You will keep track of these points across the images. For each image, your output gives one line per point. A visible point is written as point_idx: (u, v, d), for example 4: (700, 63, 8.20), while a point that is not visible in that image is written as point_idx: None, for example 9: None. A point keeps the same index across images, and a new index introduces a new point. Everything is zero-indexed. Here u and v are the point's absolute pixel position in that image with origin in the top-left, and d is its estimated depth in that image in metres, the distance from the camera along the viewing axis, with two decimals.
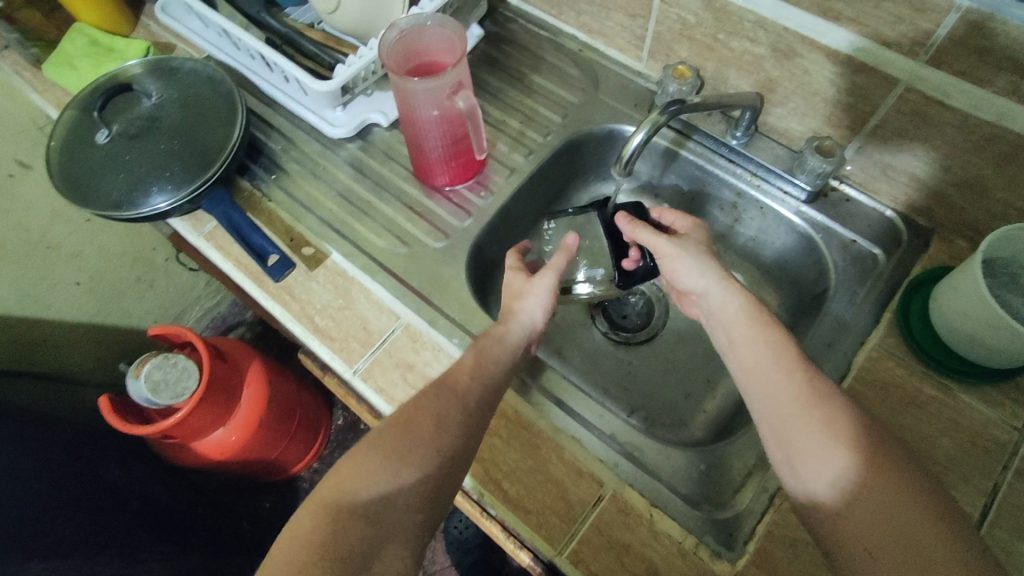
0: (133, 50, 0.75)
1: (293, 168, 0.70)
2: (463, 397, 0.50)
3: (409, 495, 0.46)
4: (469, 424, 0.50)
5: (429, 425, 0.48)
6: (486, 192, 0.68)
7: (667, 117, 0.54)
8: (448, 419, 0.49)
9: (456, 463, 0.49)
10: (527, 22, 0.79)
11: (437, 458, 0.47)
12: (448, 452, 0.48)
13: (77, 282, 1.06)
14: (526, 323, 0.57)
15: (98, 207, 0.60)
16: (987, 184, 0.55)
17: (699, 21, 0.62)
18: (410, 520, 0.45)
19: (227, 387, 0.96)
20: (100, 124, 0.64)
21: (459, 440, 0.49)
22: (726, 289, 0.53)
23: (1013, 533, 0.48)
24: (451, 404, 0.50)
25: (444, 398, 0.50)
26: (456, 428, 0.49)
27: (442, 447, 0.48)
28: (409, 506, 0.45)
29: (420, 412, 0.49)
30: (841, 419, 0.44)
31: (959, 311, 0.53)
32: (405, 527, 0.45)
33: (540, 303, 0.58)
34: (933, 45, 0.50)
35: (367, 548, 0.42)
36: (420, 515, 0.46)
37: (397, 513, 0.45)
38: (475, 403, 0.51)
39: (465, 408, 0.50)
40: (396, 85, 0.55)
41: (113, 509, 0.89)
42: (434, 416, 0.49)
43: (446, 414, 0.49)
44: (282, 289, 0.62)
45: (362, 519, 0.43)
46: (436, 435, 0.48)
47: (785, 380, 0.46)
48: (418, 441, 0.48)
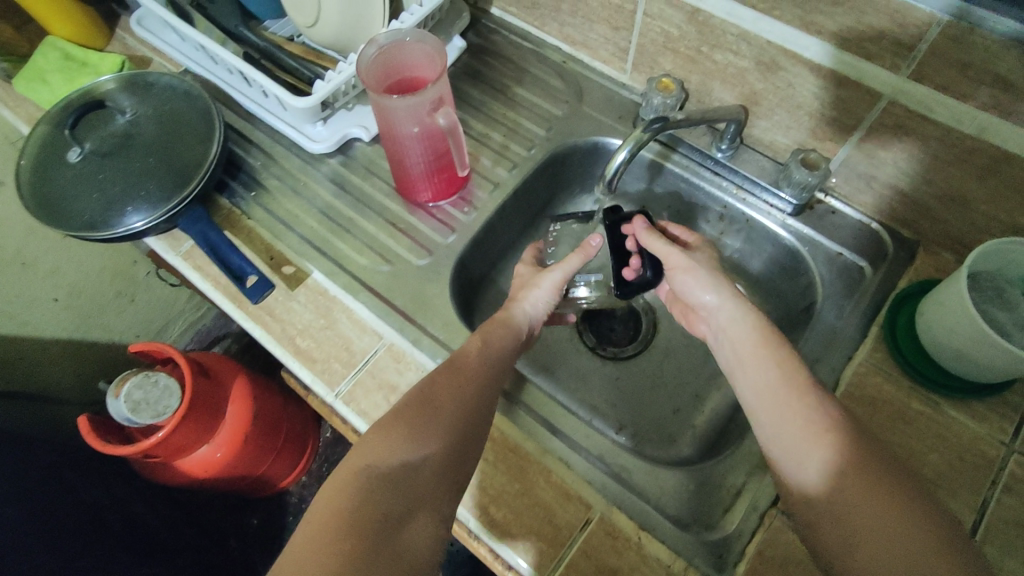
0: (107, 64, 0.73)
1: (273, 185, 0.68)
2: (475, 374, 0.51)
3: (434, 464, 0.45)
4: (483, 399, 0.50)
5: (446, 400, 0.48)
6: (469, 207, 0.67)
7: (651, 134, 0.54)
8: (464, 396, 0.49)
9: (474, 436, 0.49)
10: (510, 33, 0.78)
11: (456, 430, 0.47)
12: (465, 425, 0.48)
13: (55, 298, 1.04)
14: (527, 315, 0.58)
15: (71, 227, 0.59)
16: (971, 198, 0.55)
17: (682, 34, 0.62)
18: (438, 490, 0.44)
19: (209, 405, 0.93)
20: (72, 142, 0.63)
21: (475, 414, 0.49)
22: (741, 305, 0.53)
23: (1002, 551, 0.48)
24: (463, 383, 0.50)
25: (457, 376, 0.50)
26: (471, 402, 0.49)
27: (460, 420, 0.48)
28: (435, 476, 0.45)
29: (434, 391, 0.49)
30: (847, 441, 0.43)
31: (945, 326, 0.52)
32: (433, 498, 0.44)
33: (543, 297, 0.60)
34: (915, 59, 0.49)
35: (398, 516, 0.41)
36: (446, 487, 0.45)
37: (425, 482, 0.44)
38: (486, 380, 0.51)
39: (478, 385, 0.50)
40: (375, 102, 0.54)
41: (90, 533, 0.86)
42: (449, 392, 0.49)
43: (460, 391, 0.49)
44: (261, 310, 0.61)
45: (392, 487, 0.42)
46: (454, 408, 0.48)
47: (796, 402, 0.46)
48: (436, 415, 0.47)
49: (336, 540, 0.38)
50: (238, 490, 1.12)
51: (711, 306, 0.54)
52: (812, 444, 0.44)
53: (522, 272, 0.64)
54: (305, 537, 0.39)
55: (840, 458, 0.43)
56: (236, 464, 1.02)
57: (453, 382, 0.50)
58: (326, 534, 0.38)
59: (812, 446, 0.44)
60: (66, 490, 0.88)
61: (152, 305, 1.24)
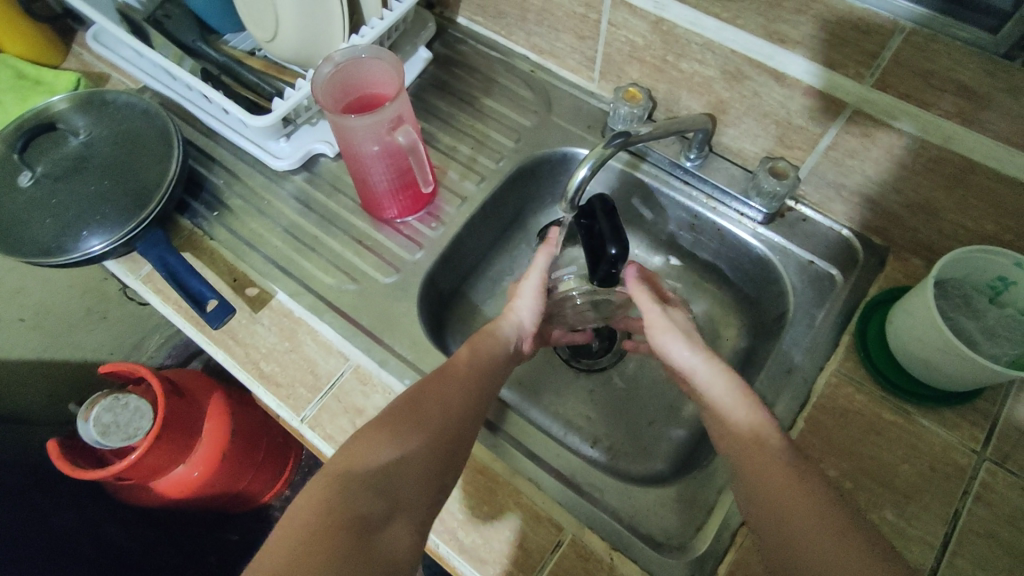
0: (62, 81, 0.71)
1: (236, 204, 0.67)
2: (465, 380, 0.50)
3: (418, 467, 0.44)
4: (472, 406, 0.49)
5: (434, 404, 0.48)
6: (437, 223, 0.66)
7: (615, 149, 0.52)
8: (448, 400, 0.48)
9: (461, 442, 0.47)
10: (477, 42, 0.77)
11: (444, 434, 0.46)
12: (453, 430, 0.47)
13: (23, 318, 1.01)
14: (513, 323, 0.56)
15: (24, 254, 0.57)
16: (938, 206, 0.55)
17: (647, 43, 0.61)
18: (419, 494, 0.43)
19: (185, 423, 0.91)
20: (23, 165, 0.61)
21: (463, 419, 0.48)
22: (715, 368, 0.50)
23: (974, 562, 0.48)
24: (452, 388, 0.49)
25: (447, 382, 0.50)
26: (460, 408, 0.48)
27: (448, 425, 0.47)
28: (417, 479, 0.43)
29: (424, 395, 0.48)
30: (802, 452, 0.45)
31: (914, 336, 0.52)
32: (413, 502, 0.43)
33: (529, 305, 0.58)
34: (878, 68, 0.49)
35: (378, 517, 0.40)
36: (429, 492, 0.44)
37: (407, 484, 0.43)
38: (476, 388, 0.50)
39: (468, 391, 0.50)
40: (333, 122, 0.53)
41: (61, 558, 0.85)
42: (438, 396, 0.48)
43: (449, 396, 0.49)
44: (224, 334, 0.59)
45: (373, 488, 0.41)
46: (442, 412, 0.47)
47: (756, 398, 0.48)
48: (424, 419, 0.47)
49: (310, 541, 0.37)
50: (219, 506, 1.10)
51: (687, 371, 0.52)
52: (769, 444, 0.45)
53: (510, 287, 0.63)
54: (279, 540, 0.37)
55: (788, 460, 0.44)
56: (217, 481, 1.00)
57: (443, 387, 0.49)
58: (300, 536, 0.37)
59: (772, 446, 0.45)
60: (35, 517, 0.86)
61: (125, 322, 1.21)
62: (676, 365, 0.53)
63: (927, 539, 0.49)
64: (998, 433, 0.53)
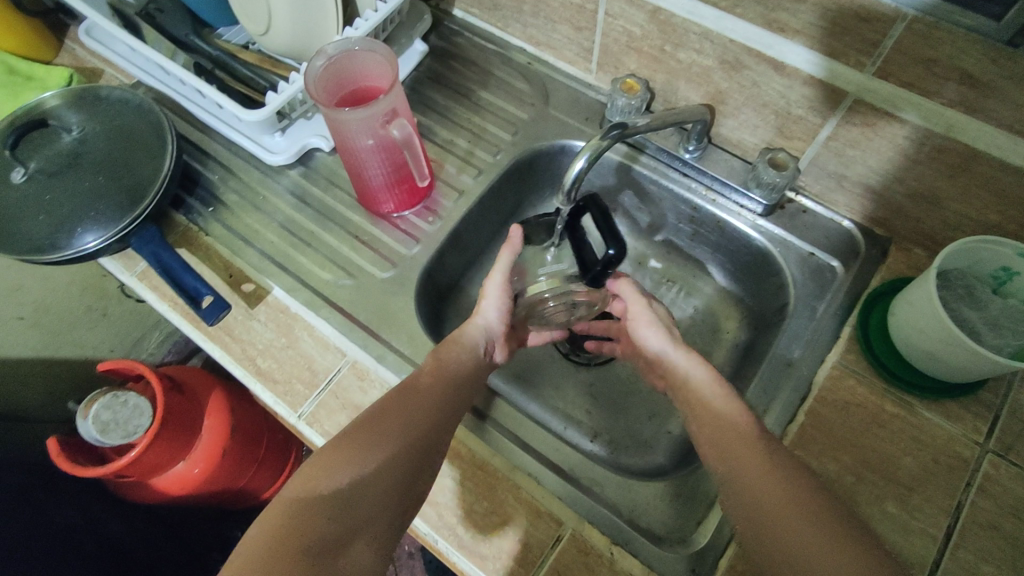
0: (54, 78, 0.71)
1: (231, 199, 0.66)
2: (431, 395, 0.49)
3: (379, 487, 0.44)
4: (438, 420, 0.48)
5: (396, 421, 0.47)
6: (435, 217, 0.65)
7: (610, 141, 0.52)
8: (413, 414, 0.48)
9: (428, 456, 0.47)
10: (473, 35, 0.76)
11: (406, 451, 0.46)
12: (416, 446, 0.46)
13: (21, 316, 1.01)
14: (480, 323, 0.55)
15: (18, 251, 0.56)
16: (941, 195, 0.54)
17: (645, 34, 0.60)
18: (381, 515, 0.44)
19: (184, 421, 0.90)
20: (16, 162, 0.60)
21: (427, 435, 0.47)
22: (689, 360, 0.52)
23: (977, 554, 0.47)
24: (417, 403, 0.49)
25: (410, 397, 0.49)
26: (424, 423, 0.48)
27: (412, 442, 0.46)
28: (378, 499, 0.44)
29: (386, 411, 0.48)
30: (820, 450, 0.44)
31: (916, 327, 0.52)
32: (374, 522, 0.43)
33: (496, 304, 0.56)
34: (880, 56, 0.48)
35: (333, 543, 0.41)
36: (391, 510, 0.44)
37: (367, 506, 0.43)
38: (443, 400, 0.50)
39: (433, 405, 0.49)
40: (326, 116, 0.53)
41: (62, 555, 0.85)
42: (401, 412, 0.48)
43: (412, 412, 0.48)
44: (221, 330, 0.59)
45: (329, 513, 0.42)
46: (404, 429, 0.47)
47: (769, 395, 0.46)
48: (385, 435, 0.46)
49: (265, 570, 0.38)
50: (221, 502, 1.10)
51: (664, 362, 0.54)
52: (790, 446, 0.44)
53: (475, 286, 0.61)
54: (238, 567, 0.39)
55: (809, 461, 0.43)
56: (220, 478, 1.00)
57: (407, 402, 0.48)
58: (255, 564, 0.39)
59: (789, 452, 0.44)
60: (36, 514, 0.86)
61: (125, 318, 1.21)
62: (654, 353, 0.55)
63: (929, 532, 0.48)
64: (1002, 424, 0.52)
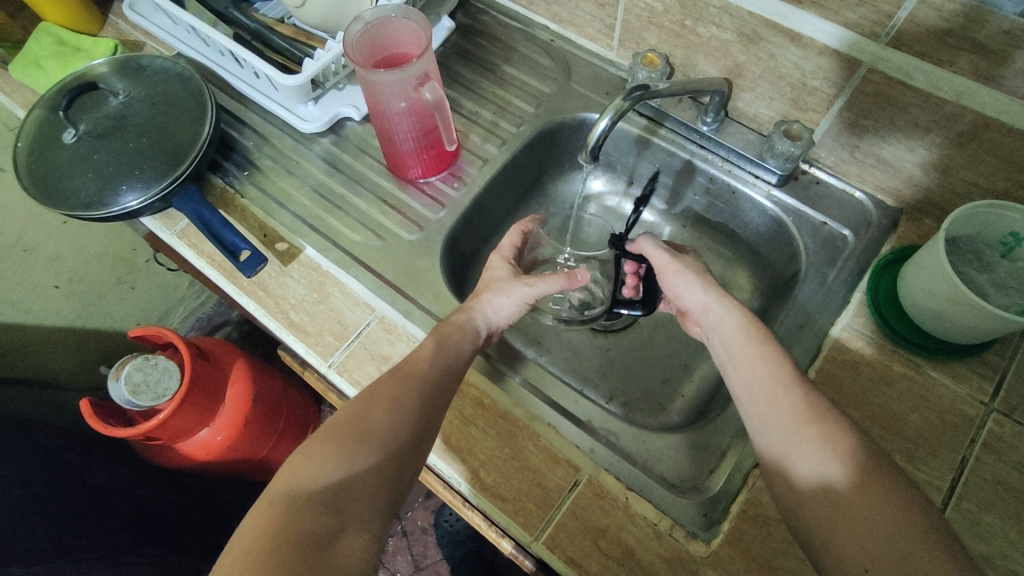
0: (101, 49, 0.75)
1: (266, 164, 0.69)
2: (420, 382, 0.49)
3: (368, 480, 0.44)
4: (426, 409, 0.49)
5: (383, 411, 0.47)
6: (460, 183, 0.69)
7: (632, 102, 0.54)
8: (404, 402, 0.48)
9: (417, 446, 0.48)
10: (498, 13, 0.79)
11: (394, 442, 0.46)
12: (406, 436, 0.47)
13: (56, 286, 1.06)
14: (487, 321, 0.56)
15: (67, 207, 0.60)
16: (951, 163, 0.56)
17: (666, 9, 0.62)
18: (372, 507, 0.43)
19: (209, 387, 0.94)
20: (67, 123, 0.64)
21: (418, 424, 0.48)
22: (727, 310, 0.53)
23: (980, 505, 0.49)
24: (407, 390, 0.49)
25: (400, 383, 0.49)
26: (413, 413, 0.48)
27: (398, 433, 0.47)
28: (369, 492, 0.43)
29: (374, 401, 0.48)
30: (849, 434, 0.43)
31: (924, 288, 0.53)
32: (366, 515, 0.42)
33: (508, 308, 0.58)
34: (894, 27, 0.50)
35: (325, 534, 0.39)
36: (381, 501, 0.44)
37: (358, 498, 0.43)
38: (434, 387, 0.50)
39: (423, 393, 0.49)
40: (363, 77, 0.56)
41: (102, 511, 0.87)
42: (389, 402, 0.48)
43: (403, 400, 0.48)
44: (255, 285, 0.62)
45: (319, 506, 0.41)
46: (393, 420, 0.47)
47: (783, 398, 0.46)
48: (374, 427, 0.46)
49: (255, 564, 0.36)
50: (244, 473, 1.12)
51: (701, 309, 0.55)
52: (820, 447, 0.43)
53: (496, 265, 0.61)
54: (222, 565, 0.36)
55: (841, 463, 0.42)
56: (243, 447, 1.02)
57: (396, 391, 0.48)
58: (240, 557, 0.37)
59: (821, 453, 0.43)
60: (68, 470, 0.88)
61: (152, 291, 1.26)
62: (691, 302, 0.56)
63: (934, 485, 0.50)
64: (1007, 385, 0.54)
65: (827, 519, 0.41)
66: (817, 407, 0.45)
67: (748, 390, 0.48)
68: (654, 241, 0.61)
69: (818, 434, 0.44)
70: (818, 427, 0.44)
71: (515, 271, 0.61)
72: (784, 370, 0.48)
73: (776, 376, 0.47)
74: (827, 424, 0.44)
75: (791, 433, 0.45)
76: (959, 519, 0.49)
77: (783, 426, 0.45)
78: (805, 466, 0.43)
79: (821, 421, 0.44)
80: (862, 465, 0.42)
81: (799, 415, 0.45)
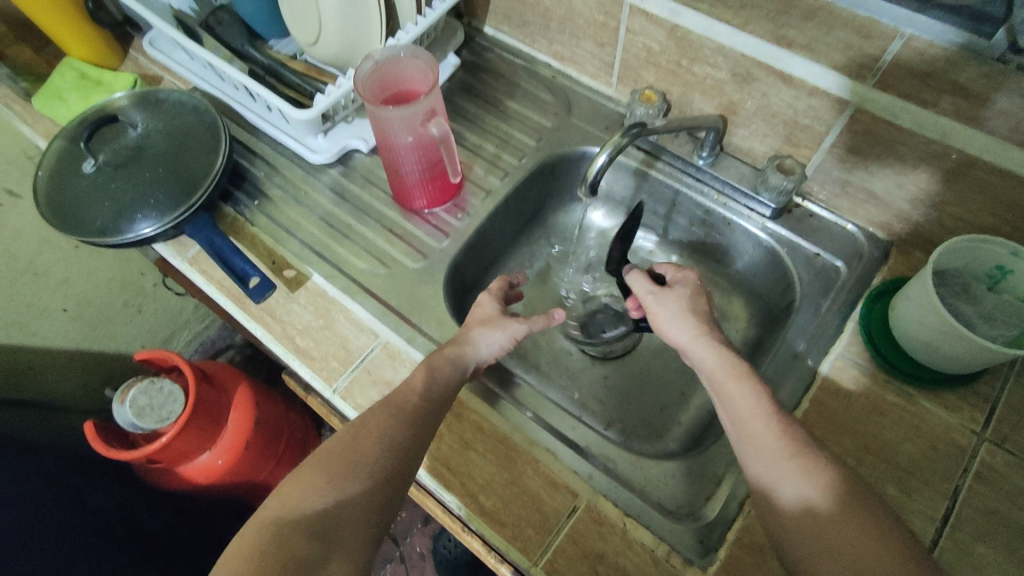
0: (121, 82, 0.78)
1: (275, 194, 0.72)
2: (411, 411, 0.50)
3: (357, 507, 0.44)
4: (415, 437, 0.49)
5: (373, 441, 0.48)
6: (463, 213, 0.71)
7: (630, 138, 0.56)
8: (393, 432, 0.49)
9: (406, 474, 0.48)
10: (503, 50, 0.82)
11: (384, 471, 0.47)
12: (395, 465, 0.47)
13: (65, 309, 1.08)
14: (476, 354, 0.56)
15: (84, 234, 0.62)
16: (936, 198, 0.58)
17: (663, 49, 0.65)
18: (360, 534, 0.44)
19: (211, 411, 0.94)
20: (87, 153, 0.66)
21: (407, 453, 0.48)
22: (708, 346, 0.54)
23: (974, 535, 0.50)
24: (396, 420, 0.49)
25: (391, 412, 0.50)
26: (402, 442, 0.48)
27: (388, 461, 0.47)
28: (357, 518, 0.44)
29: (365, 429, 0.49)
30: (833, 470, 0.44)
31: (914, 318, 0.55)
32: (354, 542, 0.43)
33: (499, 340, 0.57)
34: (880, 69, 0.53)
35: (312, 561, 0.40)
36: (371, 527, 0.45)
37: (346, 525, 0.43)
38: (423, 417, 0.50)
39: (412, 422, 0.50)
40: (373, 113, 0.59)
41: (95, 534, 0.87)
42: (380, 430, 0.48)
43: (393, 431, 0.49)
44: (263, 310, 0.64)
45: (308, 532, 0.42)
46: (382, 449, 0.47)
47: (766, 432, 0.47)
48: (364, 456, 0.47)
49: None
50: (242, 498, 1.11)
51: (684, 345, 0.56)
52: (799, 477, 0.44)
53: (485, 300, 0.61)
54: None
55: (822, 494, 0.43)
56: (242, 472, 1.02)
57: (386, 419, 0.49)
58: None
59: (801, 486, 0.43)
60: (69, 493, 0.88)
61: (159, 315, 1.28)
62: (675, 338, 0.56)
63: (929, 513, 0.51)
64: (997, 416, 0.55)
65: (813, 553, 0.41)
66: (797, 440, 0.46)
67: (733, 421, 0.49)
68: (643, 275, 0.62)
69: (798, 464, 0.44)
70: (801, 463, 0.44)
71: (504, 307, 0.61)
72: (770, 402, 0.48)
73: (761, 411, 0.48)
74: (808, 455, 0.45)
75: (771, 463, 0.45)
76: (952, 548, 0.49)
77: (767, 460, 0.45)
78: (784, 496, 0.44)
79: (800, 451, 0.45)
80: (844, 496, 0.42)
81: (780, 446, 0.45)
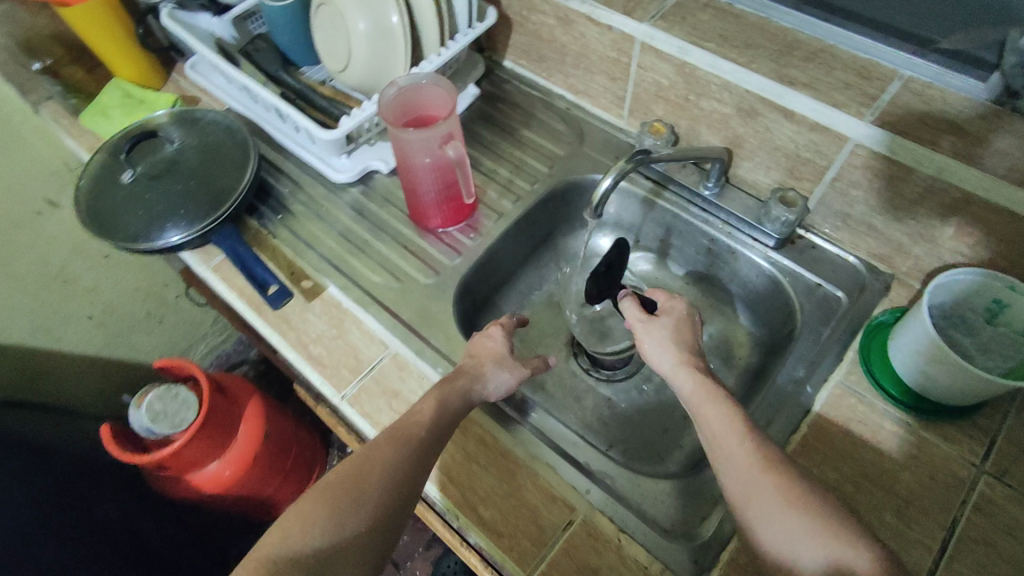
0: (161, 102, 0.84)
1: (298, 210, 0.75)
2: (416, 447, 0.50)
3: (355, 546, 0.44)
4: (418, 473, 0.49)
5: (377, 476, 0.47)
6: (475, 234, 0.73)
7: (634, 165, 0.59)
8: (398, 467, 0.48)
9: (404, 510, 0.48)
10: (520, 82, 0.86)
11: (385, 507, 0.47)
12: (396, 501, 0.47)
13: (89, 316, 1.12)
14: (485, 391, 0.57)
15: (117, 239, 0.66)
16: (936, 233, 0.59)
17: (672, 84, 0.68)
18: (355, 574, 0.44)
19: (222, 424, 0.96)
20: (127, 165, 0.71)
21: (408, 490, 0.48)
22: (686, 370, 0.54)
23: (971, 567, 0.50)
24: (401, 453, 0.49)
25: (397, 445, 0.49)
26: (405, 479, 0.48)
27: (389, 497, 0.47)
28: (355, 558, 0.44)
29: (370, 461, 0.48)
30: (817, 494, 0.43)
31: (911, 347, 0.55)
32: None
33: (506, 383, 0.58)
34: (877, 107, 0.56)
35: None
36: (367, 565, 0.45)
37: (343, 565, 0.43)
38: (427, 453, 0.50)
39: (417, 458, 0.49)
40: (393, 134, 0.63)
41: (96, 545, 0.88)
42: (385, 464, 0.48)
43: (397, 467, 0.48)
44: (279, 317, 0.67)
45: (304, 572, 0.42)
46: (385, 486, 0.47)
47: (739, 451, 0.46)
48: (367, 491, 0.46)
49: None
50: (249, 510, 1.12)
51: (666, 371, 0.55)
52: (775, 494, 0.43)
53: (495, 334, 0.62)
54: None
55: (805, 516, 0.41)
56: (247, 484, 1.03)
57: (392, 451, 0.49)
58: None
59: (779, 507, 0.42)
60: (79, 499, 0.90)
61: (180, 327, 1.31)
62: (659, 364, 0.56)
63: (926, 543, 0.51)
64: (997, 448, 0.55)
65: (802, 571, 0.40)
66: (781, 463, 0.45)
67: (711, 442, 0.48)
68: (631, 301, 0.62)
69: (773, 481, 0.44)
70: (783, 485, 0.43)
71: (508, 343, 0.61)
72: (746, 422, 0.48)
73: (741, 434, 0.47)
74: (790, 479, 0.44)
75: (749, 477, 0.45)
76: None
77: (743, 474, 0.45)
78: (764, 514, 0.43)
79: (776, 470, 0.44)
80: (826, 516, 0.41)
81: (764, 470, 0.44)
